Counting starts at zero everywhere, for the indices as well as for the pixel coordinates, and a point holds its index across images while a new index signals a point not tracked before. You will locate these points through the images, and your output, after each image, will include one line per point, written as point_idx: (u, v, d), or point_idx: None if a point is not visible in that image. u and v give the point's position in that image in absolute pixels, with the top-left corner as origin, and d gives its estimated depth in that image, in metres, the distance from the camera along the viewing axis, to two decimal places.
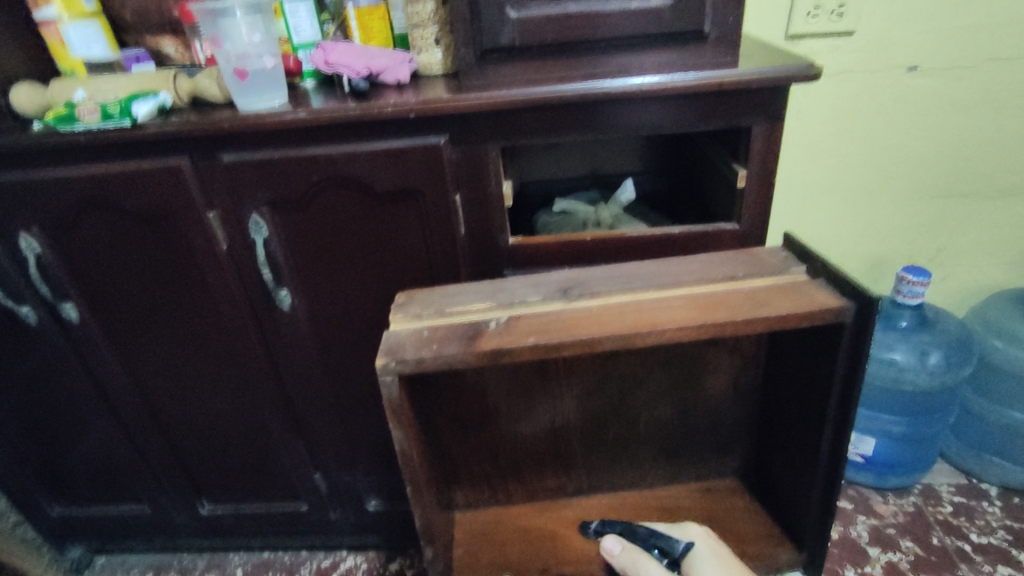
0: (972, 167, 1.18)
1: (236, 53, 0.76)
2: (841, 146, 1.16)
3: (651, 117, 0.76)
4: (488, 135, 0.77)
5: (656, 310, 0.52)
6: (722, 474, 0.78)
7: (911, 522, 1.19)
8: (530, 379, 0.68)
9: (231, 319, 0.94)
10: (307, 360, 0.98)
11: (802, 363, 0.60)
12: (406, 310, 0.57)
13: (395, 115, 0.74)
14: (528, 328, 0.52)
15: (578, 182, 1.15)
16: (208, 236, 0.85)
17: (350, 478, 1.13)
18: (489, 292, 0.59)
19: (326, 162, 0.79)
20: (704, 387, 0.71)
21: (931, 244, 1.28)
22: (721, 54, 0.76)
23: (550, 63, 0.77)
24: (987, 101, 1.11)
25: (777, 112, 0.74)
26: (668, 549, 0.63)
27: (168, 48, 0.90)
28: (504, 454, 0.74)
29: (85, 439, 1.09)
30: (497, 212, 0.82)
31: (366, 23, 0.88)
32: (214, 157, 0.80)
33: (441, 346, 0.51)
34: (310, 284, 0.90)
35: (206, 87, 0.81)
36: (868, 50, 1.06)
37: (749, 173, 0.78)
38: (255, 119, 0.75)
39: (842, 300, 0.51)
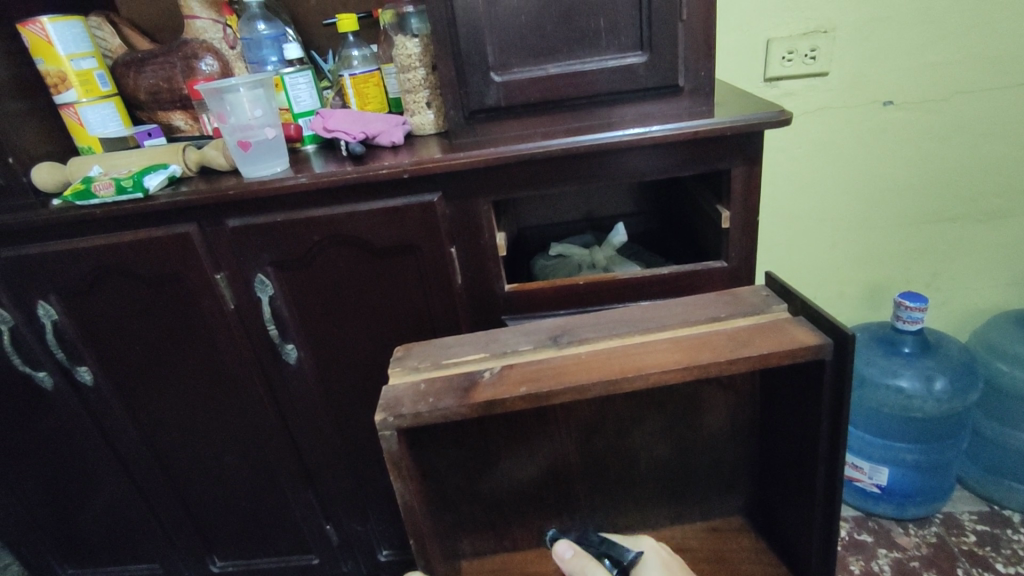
0: (958, 193, 1.21)
1: (241, 127, 0.81)
2: (827, 180, 1.19)
3: (634, 166, 0.79)
4: (480, 190, 0.81)
5: (643, 354, 0.54)
6: (728, 512, 0.78)
7: (934, 553, 1.16)
8: (530, 424, 0.70)
9: (240, 376, 0.96)
10: (314, 413, 1.00)
11: (792, 399, 0.61)
12: (404, 363, 0.59)
13: (390, 176, 0.79)
14: (519, 377, 0.54)
15: (572, 225, 1.19)
16: (217, 297, 0.89)
17: (361, 529, 1.13)
18: (482, 342, 0.61)
19: (327, 223, 0.83)
20: (701, 425, 0.72)
21: (926, 270, 1.29)
22: (696, 103, 0.80)
23: (535, 120, 0.81)
24: (964, 131, 1.15)
25: (754, 155, 0.78)
26: (618, 559, 0.62)
27: (179, 122, 0.96)
28: (508, 500, 0.75)
29: (99, 501, 1.11)
30: (493, 261, 0.85)
31: (362, 90, 0.94)
32: (222, 223, 0.84)
33: (437, 399, 0.53)
34: (314, 339, 0.93)
35: (213, 158, 0.85)
36: (843, 88, 1.11)
37: (733, 213, 0.81)
38: (259, 186, 0.80)
39: (821, 337, 0.53)
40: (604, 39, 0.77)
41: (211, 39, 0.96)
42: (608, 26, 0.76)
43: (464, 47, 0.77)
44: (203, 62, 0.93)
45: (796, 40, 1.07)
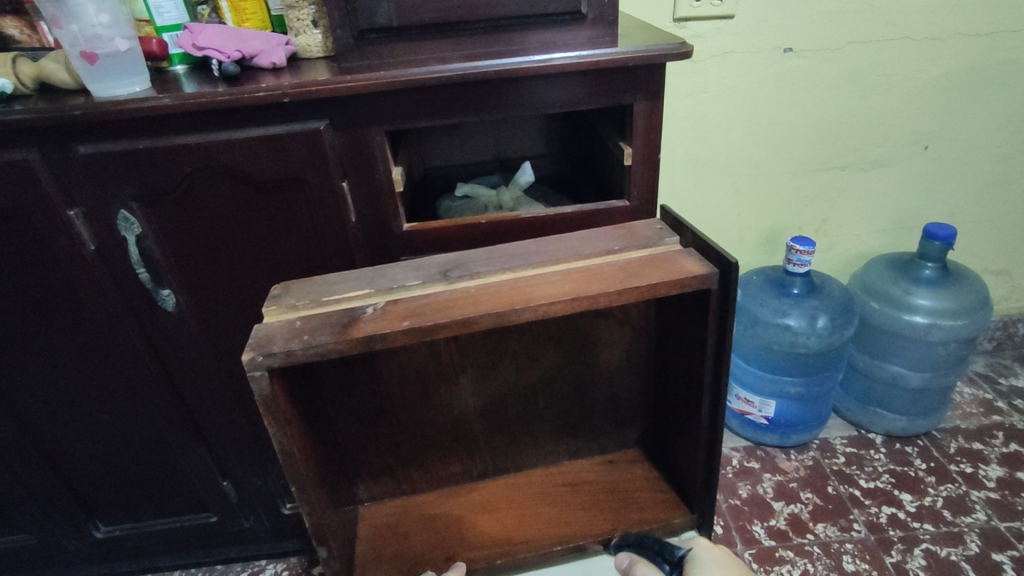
0: (846, 141, 1.27)
1: (85, 36, 0.70)
2: (729, 124, 1.21)
3: (537, 96, 0.76)
4: (371, 119, 0.75)
5: (533, 286, 0.52)
6: (625, 445, 0.81)
7: (810, 474, 1.28)
8: (425, 364, 0.67)
9: (109, 325, 0.87)
10: (199, 364, 0.92)
11: (682, 331, 0.63)
12: (280, 301, 0.55)
13: (267, 99, 0.71)
14: (404, 312, 0.51)
15: (481, 166, 1.14)
16: (72, 236, 0.78)
17: (262, 483, 1.08)
18: (369, 278, 0.57)
19: (198, 151, 0.74)
20: (598, 361, 0.72)
21: (816, 215, 1.36)
22: (600, 32, 0.77)
23: (432, 43, 0.75)
24: (854, 81, 1.20)
25: (655, 89, 0.77)
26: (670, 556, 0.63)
27: (11, 29, 0.82)
28: (408, 443, 0.73)
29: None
30: (389, 197, 0.80)
31: (238, 5, 0.84)
32: (69, 150, 0.73)
33: (313, 336, 0.49)
34: (194, 283, 0.84)
35: (53, 71, 0.73)
36: (747, 32, 1.12)
37: (635, 149, 0.80)
38: (112, 107, 0.69)
39: (707, 267, 0.53)
40: None
41: None
42: None
43: None
44: None
45: None
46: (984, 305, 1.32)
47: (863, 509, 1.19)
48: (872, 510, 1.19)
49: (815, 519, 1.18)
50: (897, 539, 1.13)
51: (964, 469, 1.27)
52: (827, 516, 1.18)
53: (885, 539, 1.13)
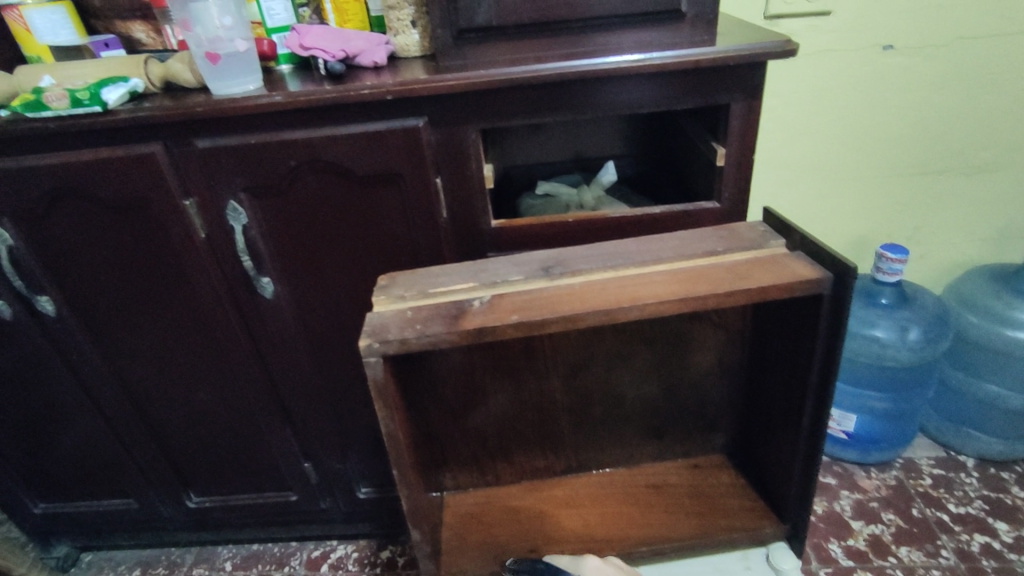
0: (947, 144, 1.20)
1: (208, 37, 0.75)
2: (820, 125, 1.17)
3: (630, 96, 0.76)
4: (468, 117, 0.77)
5: (638, 285, 0.53)
6: (709, 450, 0.79)
7: (893, 495, 1.22)
8: (517, 359, 0.68)
9: (214, 308, 0.93)
10: (292, 349, 0.97)
11: (784, 336, 0.61)
12: (389, 292, 0.57)
13: (373, 96, 0.74)
14: (511, 306, 0.52)
15: (560, 165, 1.14)
16: (186, 225, 0.84)
17: (340, 467, 1.13)
18: (471, 272, 0.59)
19: (305, 146, 0.78)
20: (690, 364, 0.71)
21: (910, 222, 1.29)
22: (697, 30, 0.76)
23: (529, 43, 0.76)
24: (959, 80, 1.13)
25: (754, 89, 0.75)
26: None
27: (140, 33, 0.92)
28: (494, 436, 0.74)
29: (55, 427, 1.07)
30: (479, 193, 0.82)
31: (341, 6, 0.87)
32: (189, 144, 0.79)
33: (425, 326, 0.51)
34: (293, 272, 0.89)
35: (178, 71, 0.79)
36: (843, 29, 1.07)
37: (729, 150, 0.78)
38: (231, 104, 0.74)
39: (821, 272, 0.52)
40: None
41: None
42: None
43: None
44: None
45: None
46: None
47: (952, 535, 1.13)
48: (963, 537, 1.12)
49: (898, 542, 1.12)
50: (992, 570, 1.06)
51: None
52: (912, 540, 1.12)
53: (978, 570, 1.06)
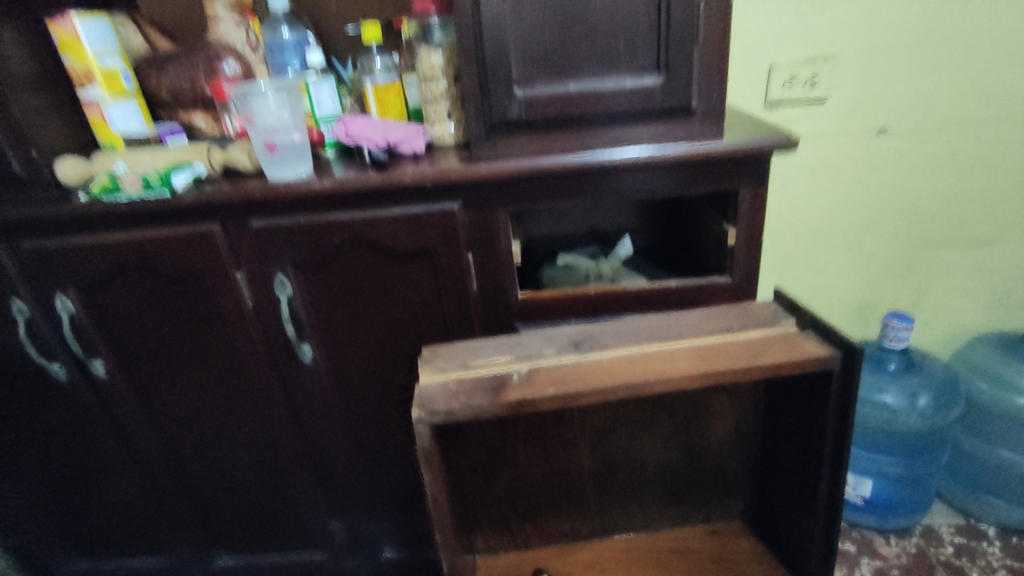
0: (944, 218, 1.27)
1: (267, 130, 0.84)
2: (822, 200, 1.24)
3: (647, 182, 0.83)
4: (500, 201, 0.84)
5: (662, 360, 0.58)
6: (729, 515, 0.81)
7: (914, 563, 1.22)
8: (547, 426, 0.73)
9: (256, 371, 0.99)
10: (326, 410, 1.02)
11: (797, 407, 0.65)
12: (433, 364, 0.62)
13: (414, 183, 0.82)
14: (547, 379, 0.57)
15: (578, 237, 1.22)
16: (236, 295, 0.91)
17: (365, 528, 1.15)
18: (507, 346, 0.64)
19: (349, 226, 0.85)
20: (710, 432, 0.75)
21: (914, 290, 1.35)
22: (706, 123, 0.84)
23: (555, 135, 0.85)
24: (951, 160, 1.21)
25: (760, 176, 0.82)
26: None
27: (200, 122, 1.01)
28: (524, 499, 0.77)
29: (92, 486, 1.11)
30: (508, 268, 0.89)
31: (384, 99, 0.96)
32: (244, 223, 0.86)
33: (469, 397, 0.56)
34: (331, 339, 0.95)
35: (237, 158, 0.88)
36: (839, 115, 1.17)
37: (738, 230, 0.85)
38: (285, 189, 0.83)
39: (830, 350, 0.57)
40: (624, 60, 0.80)
41: (234, 42, 1.01)
42: (628, 47, 0.80)
43: (490, 63, 0.80)
44: (225, 64, 0.99)
45: (796, 66, 1.12)
46: None
47: None
48: None
49: None
50: None
51: None
52: None
53: None
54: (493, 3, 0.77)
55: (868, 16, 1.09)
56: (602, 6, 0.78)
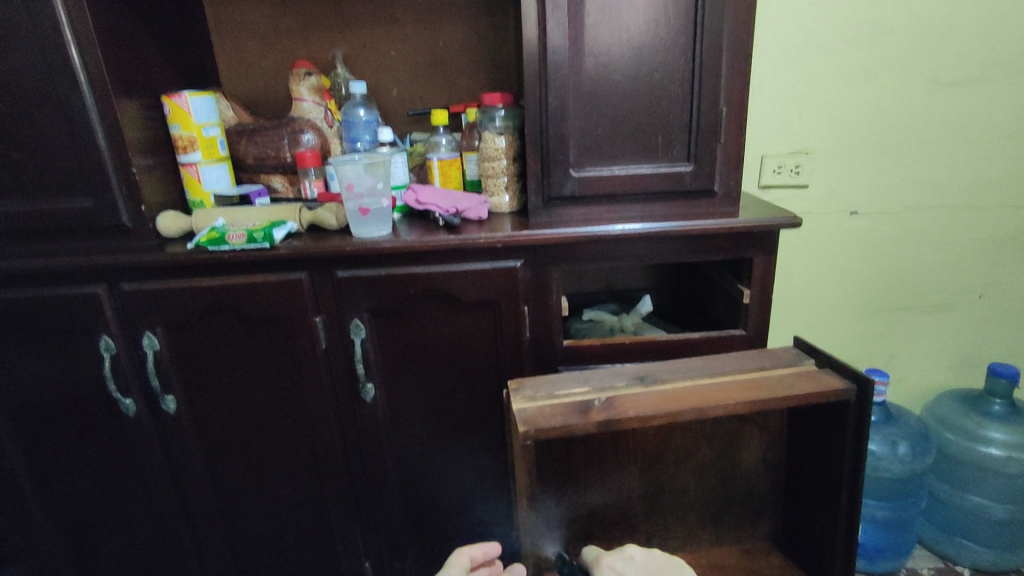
0: (910, 288, 1.47)
1: (362, 197, 1.00)
2: (807, 269, 1.44)
3: (677, 249, 0.99)
4: (554, 261, 0.99)
5: (717, 391, 0.72)
6: (756, 537, 0.92)
7: None
8: (605, 450, 0.85)
9: (317, 408, 1.07)
10: (377, 448, 1.10)
11: (817, 434, 0.79)
12: (523, 392, 0.75)
13: (485, 244, 0.96)
14: (625, 404, 0.70)
15: (597, 296, 1.36)
16: (312, 337, 1.02)
17: (399, 566, 1.20)
18: (582, 379, 0.77)
19: (425, 279, 0.98)
20: (741, 460, 0.88)
21: (886, 350, 1.53)
22: (725, 203, 1.02)
23: (600, 207, 1.01)
24: (913, 240, 1.42)
25: (770, 247, 0.99)
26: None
27: (278, 184, 1.16)
28: (579, 521, 0.87)
29: (138, 519, 1.15)
30: (555, 318, 1.03)
31: (447, 172, 1.13)
32: (330, 273, 0.99)
33: (563, 417, 0.68)
34: (393, 379, 1.06)
35: (325, 218, 1.02)
36: (820, 199, 1.38)
37: (752, 291, 1.01)
38: (373, 244, 0.96)
39: (847, 383, 0.72)
40: (660, 151, 0.98)
41: (314, 118, 1.15)
42: (664, 141, 0.97)
43: (552, 148, 0.97)
44: (306, 136, 1.13)
45: (783, 157, 1.34)
46: None
47: None
48: None
49: None
50: None
51: None
52: None
53: None
54: (558, 102, 0.94)
55: (842, 120, 1.32)
56: (644, 108, 0.96)
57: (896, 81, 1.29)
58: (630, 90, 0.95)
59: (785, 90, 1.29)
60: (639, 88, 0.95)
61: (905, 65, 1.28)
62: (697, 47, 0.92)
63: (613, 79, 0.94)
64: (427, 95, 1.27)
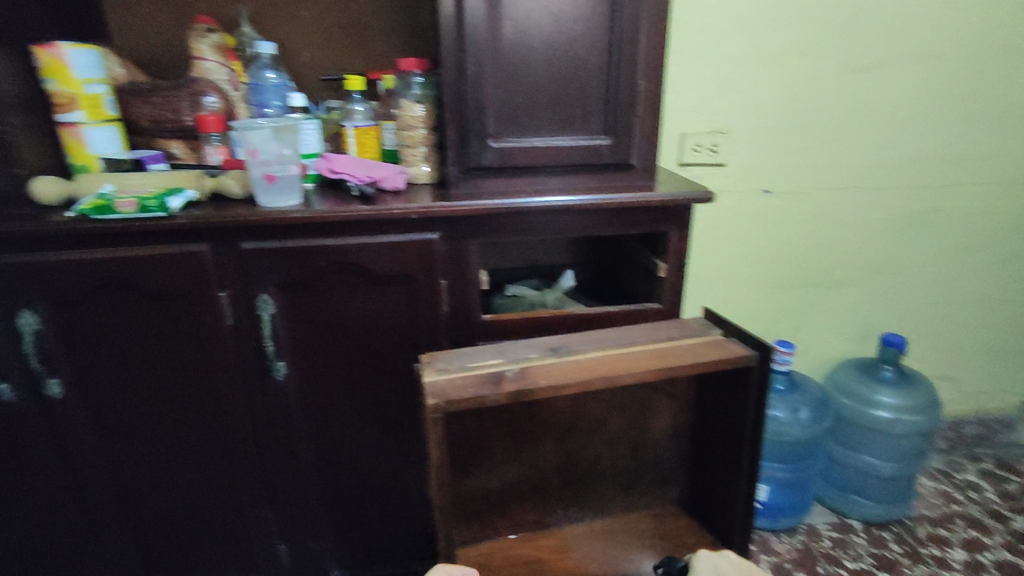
0: (815, 264, 1.56)
1: (269, 162, 0.94)
2: (722, 246, 1.50)
3: (592, 224, 1.00)
4: (471, 234, 0.97)
5: (627, 360, 0.73)
6: (666, 501, 0.96)
7: (800, 555, 1.43)
8: (519, 422, 0.86)
9: (224, 387, 1.01)
10: (291, 427, 1.06)
11: (722, 400, 0.83)
12: (436, 365, 0.74)
13: (400, 216, 0.93)
14: (538, 375, 0.70)
15: (519, 272, 1.36)
16: (216, 313, 0.96)
17: (316, 547, 1.17)
18: (497, 351, 0.77)
19: (338, 252, 0.94)
20: (652, 428, 0.91)
21: (793, 323, 1.63)
22: (642, 177, 1.03)
23: (519, 180, 1.00)
24: (818, 217, 1.50)
25: (684, 221, 1.02)
26: None
27: (177, 149, 1.05)
28: (495, 492, 0.88)
29: (22, 514, 1.05)
30: (474, 292, 1.01)
31: (363, 141, 1.08)
32: (235, 245, 0.93)
33: (475, 389, 0.68)
34: (305, 356, 1.01)
35: (229, 186, 0.96)
36: (734, 177, 1.43)
37: (667, 265, 1.04)
38: (281, 214, 0.90)
39: (750, 351, 0.75)
40: (579, 123, 0.98)
41: (217, 79, 1.06)
42: (582, 113, 0.97)
43: (470, 117, 0.94)
44: (208, 99, 1.03)
45: (701, 136, 1.37)
46: (936, 405, 1.56)
47: None
48: None
49: None
50: None
51: (933, 551, 1.44)
52: None
53: None
54: (475, 69, 0.92)
55: (756, 101, 1.36)
56: (562, 79, 0.95)
57: (806, 65, 1.35)
58: (548, 60, 0.94)
59: (703, 69, 1.32)
60: (557, 58, 0.94)
61: (814, 49, 1.34)
62: (615, 19, 0.92)
63: (530, 47, 0.92)
64: (342, 60, 1.21)
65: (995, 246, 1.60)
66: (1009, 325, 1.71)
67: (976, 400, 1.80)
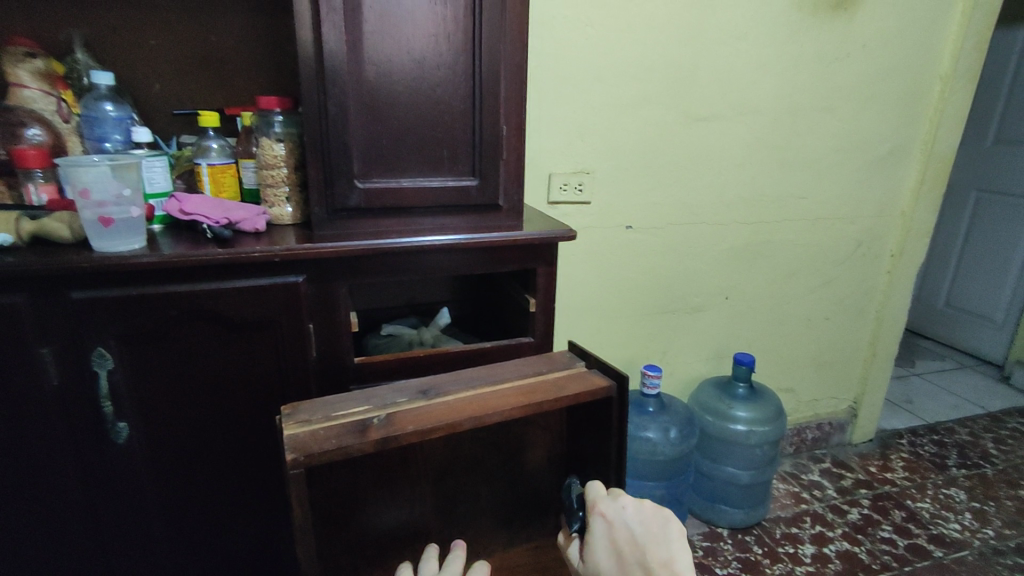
0: (674, 292, 1.70)
1: (104, 203, 0.85)
2: (591, 278, 1.59)
3: (461, 263, 1.02)
4: (340, 276, 0.95)
5: (494, 398, 0.74)
6: (545, 532, 0.97)
7: None
8: (393, 468, 0.83)
9: (51, 459, 0.88)
10: (136, 497, 0.95)
11: (589, 429, 0.86)
12: (297, 417, 0.70)
13: (260, 258, 0.88)
14: (405, 420, 0.69)
15: (397, 310, 1.34)
16: (38, 375, 0.84)
17: None
18: (364, 397, 0.75)
19: (189, 298, 0.87)
20: (527, 461, 0.93)
21: (660, 347, 1.75)
22: (510, 216, 1.06)
23: (388, 220, 0.99)
24: (674, 249, 1.64)
25: (551, 258, 1.07)
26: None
27: None
28: (371, 543, 0.85)
29: None
30: (345, 334, 0.98)
31: (218, 179, 1.02)
32: (62, 295, 0.82)
33: (339, 440, 0.66)
34: (152, 414, 0.92)
35: (54, 229, 0.85)
36: (599, 214, 1.53)
37: (537, 300, 1.08)
38: (118, 261, 0.82)
39: (609, 381, 0.79)
40: (446, 165, 1.00)
41: (41, 109, 0.96)
42: (449, 155, 0.99)
43: (334, 158, 0.93)
44: (30, 132, 0.94)
45: (567, 176, 1.46)
46: (781, 414, 1.73)
47: None
48: None
49: None
50: None
51: (788, 549, 1.58)
52: None
53: None
54: (338, 110, 0.91)
55: (613, 145, 1.48)
56: (427, 121, 0.97)
57: (654, 114, 1.49)
58: (412, 103, 0.95)
59: (566, 114, 1.41)
60: (421, 101, 0.95)
61: (660, 99, 1.48)
62: (475, 67, 0.96)
63: (394, 91, 0.93)
64: (196, 94, 1.14)
65: (818, 272, 1.84)
66: (834, 340, 1.97)
67: (814, 408, 2.04)
